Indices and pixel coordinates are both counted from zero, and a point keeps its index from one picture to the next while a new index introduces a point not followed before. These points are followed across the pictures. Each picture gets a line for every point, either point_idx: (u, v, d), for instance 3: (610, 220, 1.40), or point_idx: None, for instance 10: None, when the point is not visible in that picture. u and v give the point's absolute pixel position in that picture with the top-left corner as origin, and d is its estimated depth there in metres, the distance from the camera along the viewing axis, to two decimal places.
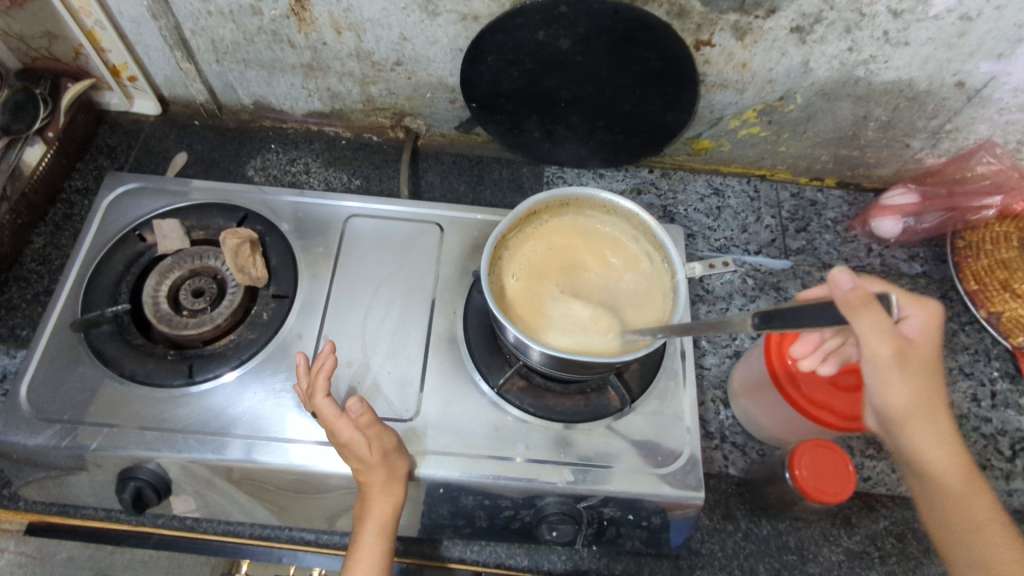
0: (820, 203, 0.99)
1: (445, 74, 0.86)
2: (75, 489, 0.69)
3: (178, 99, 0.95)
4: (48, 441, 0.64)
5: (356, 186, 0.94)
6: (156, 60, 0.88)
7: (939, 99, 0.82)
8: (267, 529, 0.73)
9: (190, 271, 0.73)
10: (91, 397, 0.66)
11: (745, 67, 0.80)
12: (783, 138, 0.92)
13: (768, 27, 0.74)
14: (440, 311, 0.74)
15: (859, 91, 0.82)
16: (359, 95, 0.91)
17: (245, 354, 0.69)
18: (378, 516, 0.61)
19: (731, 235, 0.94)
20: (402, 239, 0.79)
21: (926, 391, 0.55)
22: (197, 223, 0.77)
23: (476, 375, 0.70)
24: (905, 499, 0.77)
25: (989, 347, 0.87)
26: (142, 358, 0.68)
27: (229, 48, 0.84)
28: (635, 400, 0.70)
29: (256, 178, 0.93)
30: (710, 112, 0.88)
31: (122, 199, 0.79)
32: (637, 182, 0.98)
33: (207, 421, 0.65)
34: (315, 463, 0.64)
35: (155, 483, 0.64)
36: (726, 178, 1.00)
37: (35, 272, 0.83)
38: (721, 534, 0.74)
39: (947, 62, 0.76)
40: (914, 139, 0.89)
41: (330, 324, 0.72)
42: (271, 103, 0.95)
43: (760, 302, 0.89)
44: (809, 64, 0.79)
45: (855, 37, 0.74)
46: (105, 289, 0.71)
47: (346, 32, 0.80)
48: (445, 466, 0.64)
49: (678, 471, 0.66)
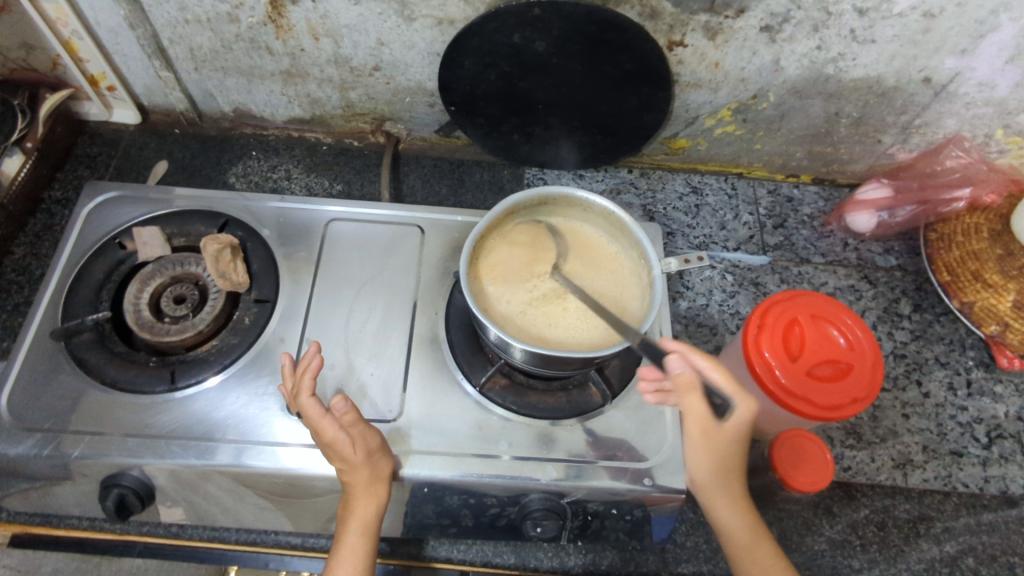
0: (797, 199, 1.01)
1: (423, 79, 0.87)
2: (58, 499, 0.68)
3: (157, 108, 0.96)
4: (29, 451, 0.63)
5: (338, 191, 0.95)
6: (135, 69, 0.88)
7: (907, 94, 0.84)
8: (252, 534, 0.74)
9: (172, 278, 0.73)
10: (73, 405, 0.66)
11: (718, 66, 0.81)
12: (758, 135, 0.94)
13: (738, 27, 0.76)
14: (423, 313, 0.74)
15: (830, 88, 0.84)
16: (339, 101, 0.92)
17: (228, 359, 0.69)
18: (362, 516, 0.61)
19: (710, 233, 0.95)
20: (384, 242, 0.79)
21: (729, 460, 0.63)
22: (178, 230, 0.77)
23: (459, 374, 0.70)
24: (885, 487, 0.78)
25: (964, 337, 0.89)
26: (123, 365, 0.68)
27: (208, 56, 0.85)
28: (617, 396, 0.70)
29: (237, 186, 0.94)
30: (685, 112, 0.90)
31: (102, 208, 0.79)
32: (617, 182, 0.99)
33: (191, 426, 0.65)
34: (299, 465, 0.64)
35: (139, 490, 0.64)
36: (704, 176, 1.02)
37: (16, 283, 0.83)
38: (705, 527, 0.75)
39: (914, 58, 0.78)
40: (885, 134, 0.91)
41: (313, 327, 0.72)
42: (251, 110, 0.95)
43: (739, 297, 0.90)
44: (780, 63, 0.80)
45: (823, 35, 0.76)
46: (86, 297, 0.71)
47: (324, 38, 0.81)
48: (429, 466, 0.65)
49: (660, 465, 0.66)
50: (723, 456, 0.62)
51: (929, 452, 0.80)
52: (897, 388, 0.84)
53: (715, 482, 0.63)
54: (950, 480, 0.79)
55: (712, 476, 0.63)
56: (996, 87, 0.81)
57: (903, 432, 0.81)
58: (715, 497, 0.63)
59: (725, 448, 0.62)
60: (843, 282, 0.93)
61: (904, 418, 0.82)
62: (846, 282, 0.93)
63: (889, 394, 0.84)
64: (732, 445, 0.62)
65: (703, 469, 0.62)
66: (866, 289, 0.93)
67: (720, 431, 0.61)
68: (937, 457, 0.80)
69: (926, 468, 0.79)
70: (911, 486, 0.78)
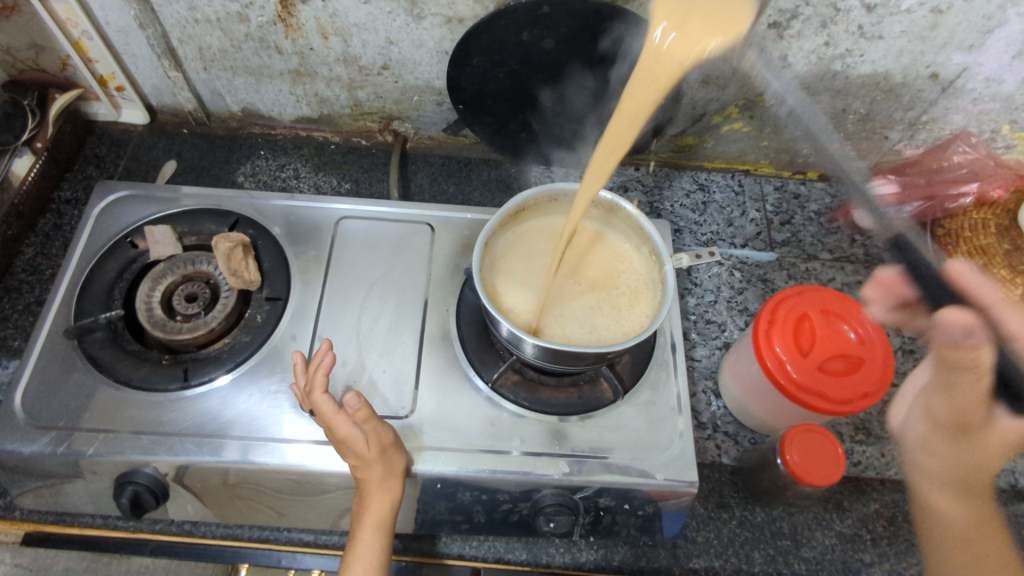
0: (803, 196, 1.01)
1: (431, 77, 0.87)
2: (71, 497, 0.68)
3: (166, 108, 0.96)
4: (43, 449, 0.64)
5: (346, 189, 0.95)
6: (144, 69, 0.88)
7: (915, 91, 0.84)
8: (265, 531, 0.74)
9: (183, 276, 0.73)
10: (86, 403, 0.66)
11: (726, 63, 0.82)
12: (765, 132, 0.94)
13: (746, 24, 0.76)
14: (433, 310, 0.74)
15: (837, 84, 0.84)
16: (347, 100, 0.93)
17: (240, 357, 0.69)
18: (376, 512, 0.61)
19: (717, 229, 0.96)
20: (394, 240, 0.79)
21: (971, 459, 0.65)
22: (189, 229, 0.77)
23: (470, 371, 0.70)
24: (895, 482, 0.78)
25: None
26: (136, 364, 0.68)
27: (217, 56, 0.85)
28: (628, 391, 0.71)
29: (246, 185, 0.94)
30: (693, 109, 0.90)
31: (113, 207, 0.79)
32: (624, 180, 0.99)
33: (203, 424, 0.66)
34: (311, 462, 0.64)
35: (153, 487, 0.64)
36: (711, 173, 1.02)
37: (26, 282, 0.83)
38: (716, 523, 0.75)
39: (921, 54, 0.78)
40: (891, 130, 0.91)
41: (324, 326, 0.72)
42: (260, 110, 0.96)
43: (747, 293, 0.90)
44: (788, 59, 0.81)
45: (831, 31, 0.76)
46: (98, 296, 0.71)
47: (333, 37, 0.81)
48: (442, 462, 0.65)
49: (671, 461, 0.67)
50: (979, 454, 0.65)
51: None
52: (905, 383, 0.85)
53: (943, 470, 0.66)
54: None
55: (942, 467, 0.66)
56: (1003, 83, 0.82)
57: None
58: (941, 498, 0.65)
59: (988, 447, 0.65)
60: (850, 278, 0.93)
61: None
62: (853, 277, 0.93)
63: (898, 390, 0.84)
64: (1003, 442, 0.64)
65: (939, 457, 0.67)
66: None
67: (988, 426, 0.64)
68: None
69: None
70: None
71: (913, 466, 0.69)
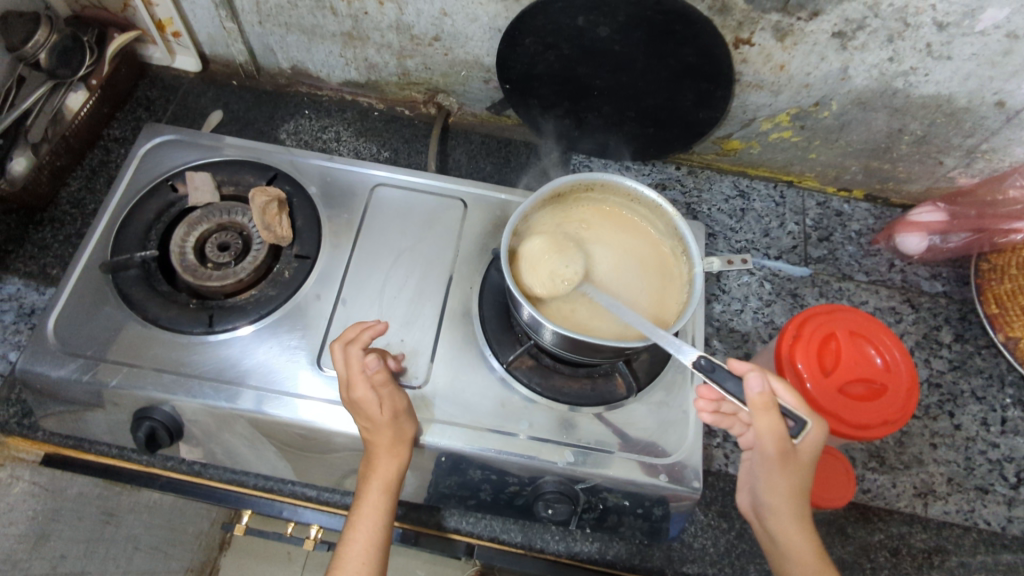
0: (846, 214, 0.98)
1: (481, 54, 0.87)
2: (91, 426, 0.71)
3: (218, 58, 0.98)
4: (70, 374, 0.66)
5: (385, 157, 0.95)
6: (201, 17, 0.90)
7: (977, 117, 0.81)
8: (270, 482, 0.76)
9: (217, 225, 0.74)
10: (114, 336, 0.68)
11: (783, 69, 0.80)
12: (815, 144, 0.91)
13: (809, 30, 0.74)
14: (457, 286, 0.75)
15: (896, 103, 0.81)
16: (395, 68, 0.93)
17: (264, 309, 0.70)
18: (382, 474, 0.62)
19: (753, 239, 0.94)
20: (426, 212, 0.80)
21: (800, 484, 0.61)
22: (228, 179, 0.79)
23: (486, 351, 0.71)
24: (903, 514, 0.77)
25: (1004, 373, 0.86)
26: (165, 304, 0.70)
27: (273, 11, 0.86)
28: (642, 389, 0.70)
29: (287, 142, 0.95)
30: (743, 112, 0.88)
31: (158, 149, 0.80)
32: (663, 178, 0.98)
33: (222, 369, 0.67)
34: (323, 420, 0.65)
35: (169, 425, 0.66)
36: (753, 181, 1.00)
37: (69, 215, 0.86)
38: (715, 531, 0.75)
39: (989, 80, 0.75)
40: (947, 156, 0.88)
41: (350, 288, 0.73)
42: (308, 69, 0.97)
43: (775, 307, 0.89)
44: (847, 72, 0.78)
45: (897, 47, 0.73)
46: (135, 235, 0.73)
47: (388, 4, 0.81)
48: (448, 436, 0.65)
49: (677, 463, 0.66)
50: (798, 475, 0.60)
51: (953, 484, 0.79)
52: (927, 417, 0.83)
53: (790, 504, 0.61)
54: (971, 516, 0.77)
55: (786, 501, 0.61)
56: None
57: (929, 461, 0.80)
58: (783, 521, 0.62)
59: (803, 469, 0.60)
60: (884, 303, 0.91)
61: (932, 448, 0.81)
62: (887, 303, 0.91)
63: (919, 422, 0.82)
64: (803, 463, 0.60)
65: (779, 492, 0.61)
66: (908, 313, 0.90)
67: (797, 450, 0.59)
68: (961, 490, 0.78)
69: (949, 501, 0.78)
70: (930, 517, 0.77)
71: (761, 495, 0.63)
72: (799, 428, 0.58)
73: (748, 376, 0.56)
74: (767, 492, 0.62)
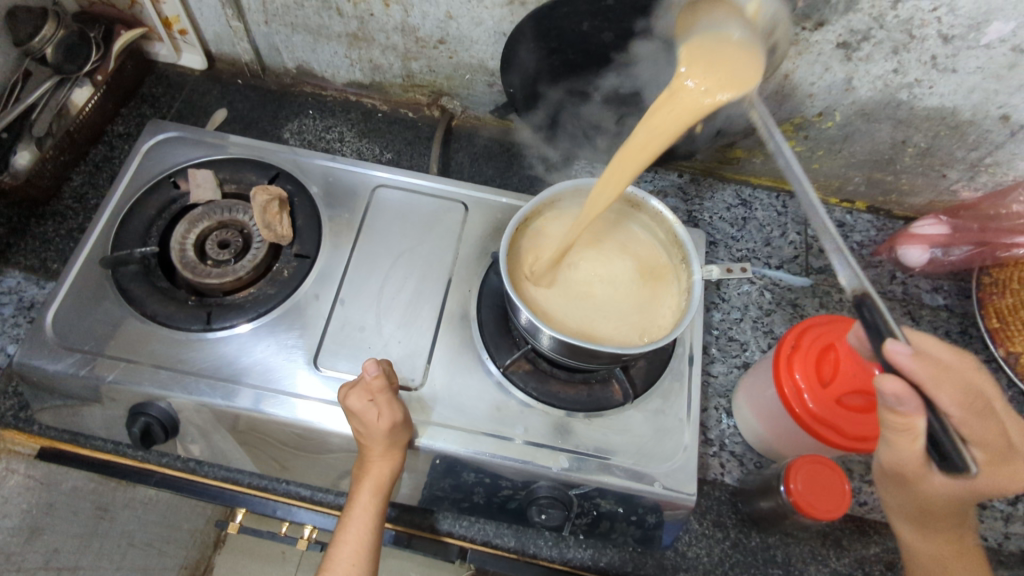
0: (848, 225, 0.98)
1: (486, 57, 0.87)
2: (88, 420, 0.71)
3: (224, 56, 0.98)
4: (67, 369, 0.66)
5: (387, 158, 0.95)
6: (208, 15, 0.90)
7: (981, 130, 0.81)
8: (264, 481, 0.76)
9: (218, 223, 0.75)
10: (112, 331, 0.68)
11: (787, 78, 0.80)
12: (818, 155, 0.91)
13: (814, 40, 0.74)
14: (456, 289, 0.75)
15: (900, 114, 0.81)
16: (400, 70, 0.93)
17: (263, 307, 0.70)
18: (375, 476, 0.62)
19: (754, 248, 0.94)
20: (427, 214, 0.80)
21: (936, 506, 0.57)
22: (230, 176, 0.79)
23: (483, 354, 0.71)
24: None
25: (1004, 389, 0.86)
26: (164, 301, 0.70)
27: (279, 11, 0.86)
28: (638, 396, 0.70)
29: (291, 142, 0.95)
30: (746, 121, 0.88)
31: (161, 146, 0.81)
32: (665, 185, 0.98)
33: (219, 367, 0.67)
34: (318, 420, 0.65)
35: (164, 421, 0.66)
36: (756, 190, 0.99)
37: (71, 209, 0.86)
38: (709, 540, 0.74)
39: (994, 93, 0.75)
40: (951, 169, 0.88)
41: (349, 289, 0.73)
42: (313, 69, 0.97)
43: (775, 316, 0.88)
44: (852, 82, 0.78)
45: (902, 58, 0.73)
46: (136, 231, 0.73)
47: (394, 6, 0.81)
48: (444, 439, 0.65)
49: (672, 471, 0.66)
50: (920, 500, 0.58)
51: None
52: None
53: (901, 508, 0.61)
54: None
55: (907, 509, 0.60)
56: None
57: None
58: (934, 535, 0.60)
59: (937, 495, 0.56)
60: None
61: None
62: (887, 315, 0.90)
63: None
64: (941, 495, 0.56)
65: (899, 496, 0.60)
66: (908, 325, 0.90)
67: (926, 477, 0.55)
68: None
69: None
70: None
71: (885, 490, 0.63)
72: (953, 466, 0.51)
73: (888, 378, 0.52)
74: (888, 491, 0.62)
